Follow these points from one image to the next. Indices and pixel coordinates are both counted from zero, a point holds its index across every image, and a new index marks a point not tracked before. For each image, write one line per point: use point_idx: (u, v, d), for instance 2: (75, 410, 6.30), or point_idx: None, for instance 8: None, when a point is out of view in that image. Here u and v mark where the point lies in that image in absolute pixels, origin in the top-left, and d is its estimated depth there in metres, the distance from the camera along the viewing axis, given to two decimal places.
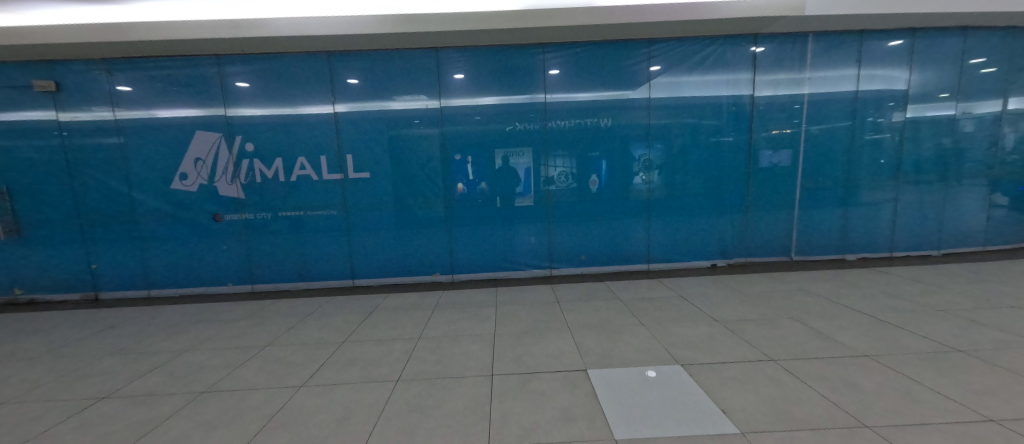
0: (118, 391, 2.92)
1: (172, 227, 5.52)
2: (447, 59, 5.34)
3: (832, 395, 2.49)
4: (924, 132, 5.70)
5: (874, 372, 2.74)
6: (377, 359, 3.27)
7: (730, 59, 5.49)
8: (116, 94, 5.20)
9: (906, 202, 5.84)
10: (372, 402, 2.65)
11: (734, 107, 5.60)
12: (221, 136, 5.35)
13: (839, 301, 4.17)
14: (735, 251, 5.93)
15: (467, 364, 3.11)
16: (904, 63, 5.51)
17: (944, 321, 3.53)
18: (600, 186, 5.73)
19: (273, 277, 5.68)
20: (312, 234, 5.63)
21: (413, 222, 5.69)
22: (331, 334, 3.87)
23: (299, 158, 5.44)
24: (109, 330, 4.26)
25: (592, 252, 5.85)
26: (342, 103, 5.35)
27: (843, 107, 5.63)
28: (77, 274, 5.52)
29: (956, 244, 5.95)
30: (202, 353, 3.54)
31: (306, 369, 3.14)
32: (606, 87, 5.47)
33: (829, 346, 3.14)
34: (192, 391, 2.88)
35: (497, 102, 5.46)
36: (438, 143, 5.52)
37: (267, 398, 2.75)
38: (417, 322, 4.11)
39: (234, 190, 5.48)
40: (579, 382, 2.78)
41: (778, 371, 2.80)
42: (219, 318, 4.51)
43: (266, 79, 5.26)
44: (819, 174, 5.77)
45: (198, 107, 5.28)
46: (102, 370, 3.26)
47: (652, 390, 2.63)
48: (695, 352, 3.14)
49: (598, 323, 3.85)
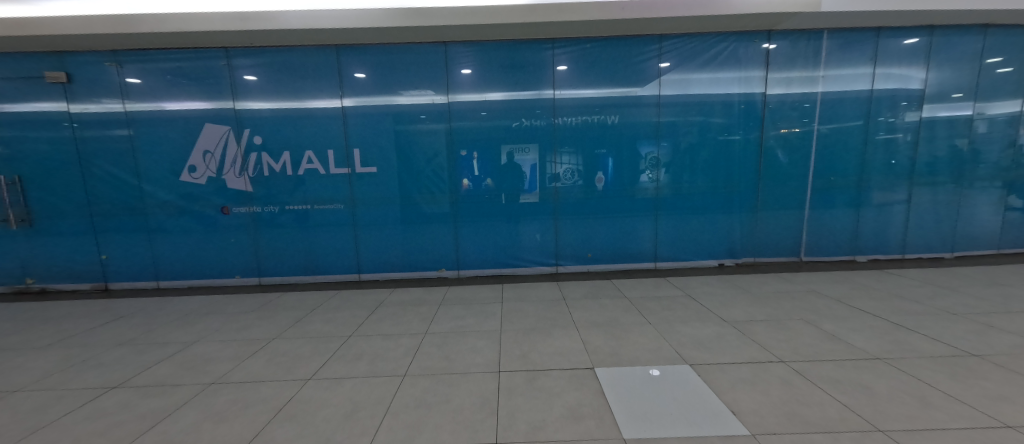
0: (128, 381, 2.95)
1: (181, 219, 5.55)
2: (455, 54, 5.30)
3: (844, 399, 2.46)
4: (939, 133, 5.59)
5: (887, 375, 2.70)
6: (384, 354, 3.28)
7: (742, 57, 5.40)
8: (126, 86, 5.21)
9: (920, 204, 5.75)
10: (379, 396, 2.65)
11: (745, 105, 5.53)
12: (229, 129, 5.36)
13: (850, 303, 4.12)
14: (743, 251, 5.87)
15: (474, 360, 3.11)
16: (921, 62, 5.40)
17: (959, 325, 3.47)
18: (605, 183, 5.68)
19: (280, 270, 5.71)
20: (319, 228, 5.65)
21: (418, 218, 5.69)
22: (337, 328, 3.88)
23: (307, 152, 5.44)
24: (119, 320, 4.30)
25: (598, 250, 5.82)
26: (349, 98, 5.34)
27: (856, 107, 5.53)
28: (88, 264, 5.58)
29: (969, 246, 5.85)
30: (210, 345, 3.56)
31: (313, 363, 3.15)
32: (615, 83, 5.41)
33: (841, 349, 3.10)
34: (201, 383, 2.90)
35: (504, 98, 5.43)
36: (444, 138, 5.50)
37: (275, 390, 2.76)
38: (424, 317, 4.11)
39: (242, 184, 5.50)
40: (585, 380, 2.77)
41: (789, 373, 2.77)
42: (227, 310, 4.53)
43: (275, 73, 5.26)
44: (831, 174, 5.69)
45: (208, 100, 5.29)
46: (112, 360, 3.29)
47: (659, 390, 2.61)
48: (703, 352, 3.11)
49: (604, 321, 3.83)
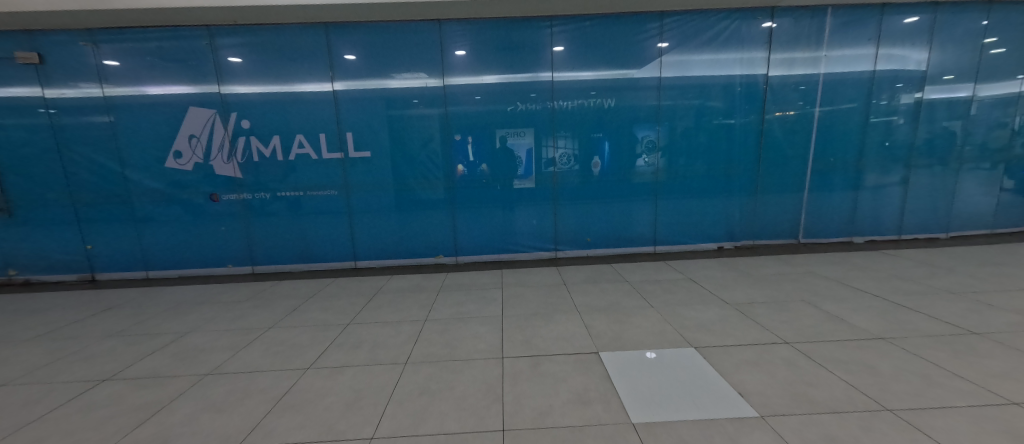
0: (121, 373, 2.86)
1: (169, 208, 5.37)
2: (451, 34, 5.12)
3: (850, 378, 2.45)
4: (938, 114, 5.57)
5: (890, 354, 2.70)
6: (384, 341, 3.21)
7: (745, 36, 5.29)
8: (104, 68, 4.96)
9: (917, 185, 5.75)
10: (381, 384, 2.60)
11: (747, 87, 5.44)
12: (215, 113, 5.14)
13: (849, 284, 4.14)
14: (742, 234, 5.86)
15: (477, 346, 3.06)
16: (923, 41, 5.34)
17: (956, 304, 3.49)
18: (602, 168, 5.59)
19: (274, 258, 5.58)
20: (313, 216, 5.51)
21: (414, 204, 5.57)
22: (335, 316, 3.80)
23: (296, 136, 5.26)
24: (109, 311, 4.18)
25: (597, 234, 5.77)
26: (341, 81, 5.15)
27: (858, 88, 5.47)
28: (73, 255, 5.39)
29: (964, 227, 5.89)
30: (205, 335, 3.47)
31: (312, 351, 3.08)
32: (612, 65, 5.27)
33: (843, 329, 3.09)
34: (196, 374, 2.81)
35: (500, 81, 5.27)
36: (440, 123, 5.35)
37: (275, 380, 2.70)
38: (423, 304, 4.04)
39: (231, 170, 5.31)
40: (591, 364, 2.73)
41: (793, 354, 2.76)
42: (221, 300, 4.42)
43: (263, 53, 5.04)
44: (830, 155, 5.66)
45: (192, 83, 5.07)
46: (103, 352, 3.19)
47: (665, 374, 2.58)
48: (708, 335, 3.09)
49: (606, 305, 3.80)
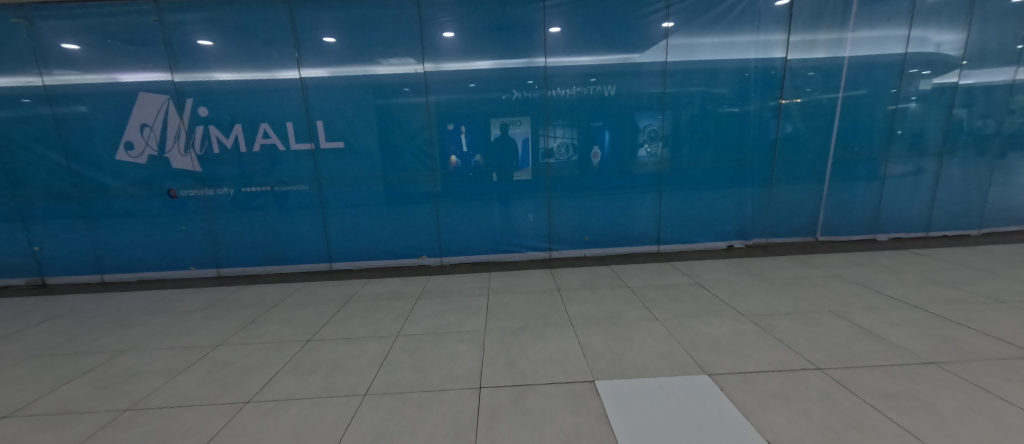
0: (27, 407, 2.41)
1: (121, 205, 4.87)
2: (434, 13, 4.58)
3: (903, 421, 1.98)
4: (977, 100, 5.03)
5: (948, 386, 2.23)
6: (344, 365, 2.75)
7: (762, 14, 4.75)
8: (41, 49, 4.45)
9: (949, 177, 5.24)
10: (330, 425, 2.14)
11: (763, 70, 4.90)
12: (168, 99, 4.62)
13: (879, 290, 3.66)
14: (754, 231, 5.38)
15: (451, 372, 2.60)
16: (961, 20, 4.79)
17: (1008, 316, 3.02)
18: (603, 159, 5.08)
19: (242, 259, 5.11)
20: (283, 213, 5.02)
21: (395, 199, 5.08)
22: (296, 330, 3.33)
23: (262, 124, 4.74)
24: (46, 323, 3.73)
25: (596, 231, 5.29)
26: (312, 66, 4.62)
27: (888, 72, 4.92)
28: (20, 258, 4.93)
29: (999, 222, 5.39)
30: (142, 355, 3.01)
31: (259, 378, 2.63)
32: (614, 47, 4.73)
33: (883, 350, 2.63)
34: (114, 409, 2.36)
35: (492, 66, 4.74)
36: (425, 112, 4.83)
37: (205, 418, 2.24)
38: (397, 315, 3.58)
39: (188, 162, 4.80)
40: (585, 397, 2.27)
41: (827, 384, 2.30)
42: (175, 309, 3.96)
43: (221, 32, 4.52)
44: (854, 145, 5.14)
45: (140, 65, 4.53)
46: (17, 379, 2.74)
47: (675, 412, 2.12)
48: (723, 357, 2.63)
49: (604, 317, 3.33)
